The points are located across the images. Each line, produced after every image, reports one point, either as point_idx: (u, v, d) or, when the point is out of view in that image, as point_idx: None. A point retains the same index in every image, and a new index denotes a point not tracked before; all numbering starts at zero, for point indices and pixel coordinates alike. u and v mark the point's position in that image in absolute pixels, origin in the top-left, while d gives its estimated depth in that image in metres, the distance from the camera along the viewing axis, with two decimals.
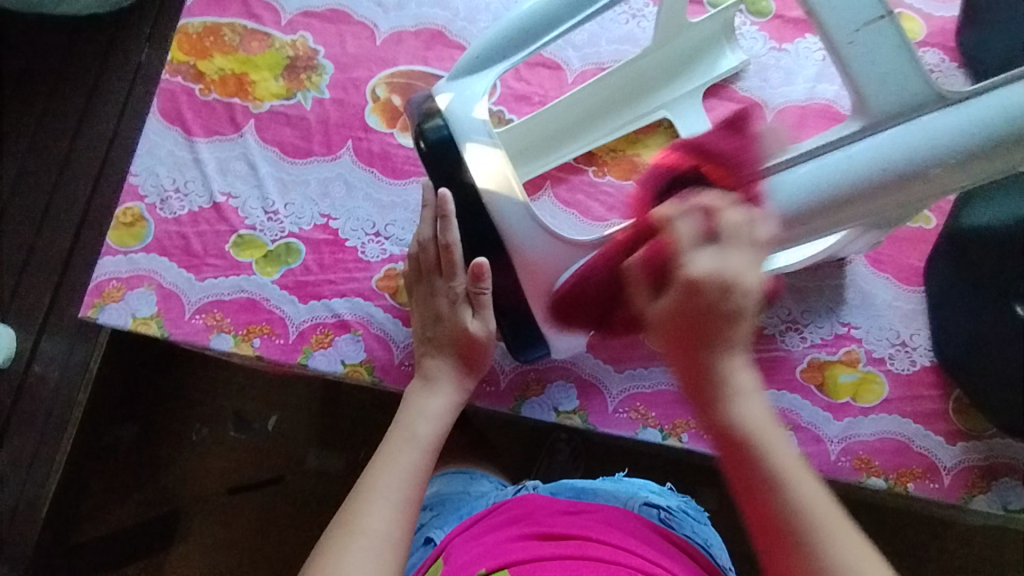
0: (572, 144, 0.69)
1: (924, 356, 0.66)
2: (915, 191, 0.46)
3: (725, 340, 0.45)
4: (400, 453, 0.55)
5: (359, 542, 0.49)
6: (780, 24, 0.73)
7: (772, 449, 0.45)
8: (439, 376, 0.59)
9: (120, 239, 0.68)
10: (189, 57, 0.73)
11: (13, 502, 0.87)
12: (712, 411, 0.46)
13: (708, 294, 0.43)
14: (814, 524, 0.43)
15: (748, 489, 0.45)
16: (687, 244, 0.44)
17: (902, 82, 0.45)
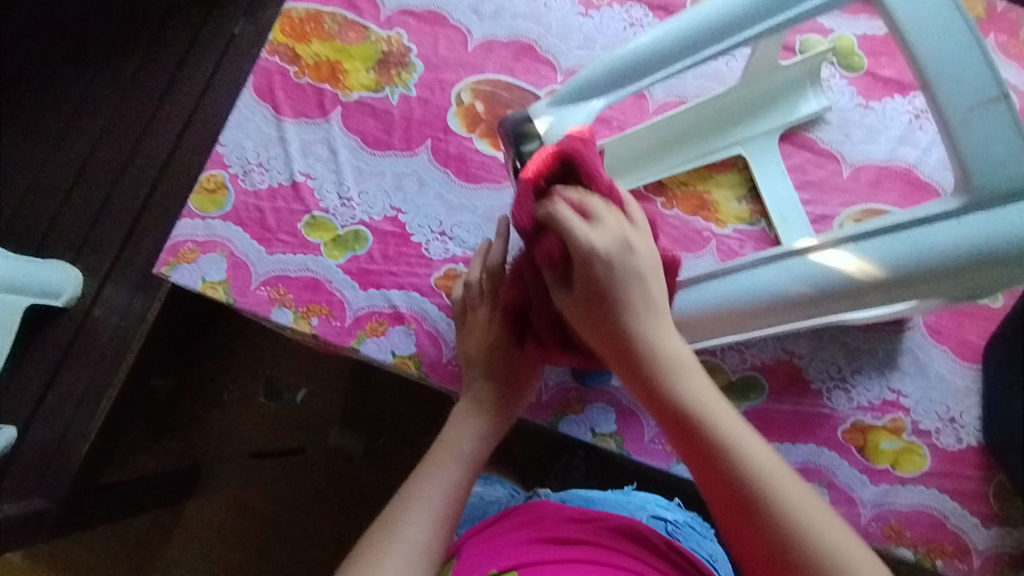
0: (648, 169, 0.69)
1: (972, 435, 0.65)
2: (996, 276, 0.46)
3: (675, 364, 0.48)
4: (440, 467, 0.56)
5: (397, 549, 0.51)
6: (870, 82, 0.73)
7: (728, 431, 0.47)
8: (489, 401, 0.59)
9: (201, 204, 0.71)
10: (289, 39, 0.75)
11: (59, 435, 0.91)
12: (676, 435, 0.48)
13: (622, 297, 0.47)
14: (809, 544, 0.44)
15: (738, 514, 0.45)
16: (586, 256, 0.46)
17: (1012, 165, 0.45)
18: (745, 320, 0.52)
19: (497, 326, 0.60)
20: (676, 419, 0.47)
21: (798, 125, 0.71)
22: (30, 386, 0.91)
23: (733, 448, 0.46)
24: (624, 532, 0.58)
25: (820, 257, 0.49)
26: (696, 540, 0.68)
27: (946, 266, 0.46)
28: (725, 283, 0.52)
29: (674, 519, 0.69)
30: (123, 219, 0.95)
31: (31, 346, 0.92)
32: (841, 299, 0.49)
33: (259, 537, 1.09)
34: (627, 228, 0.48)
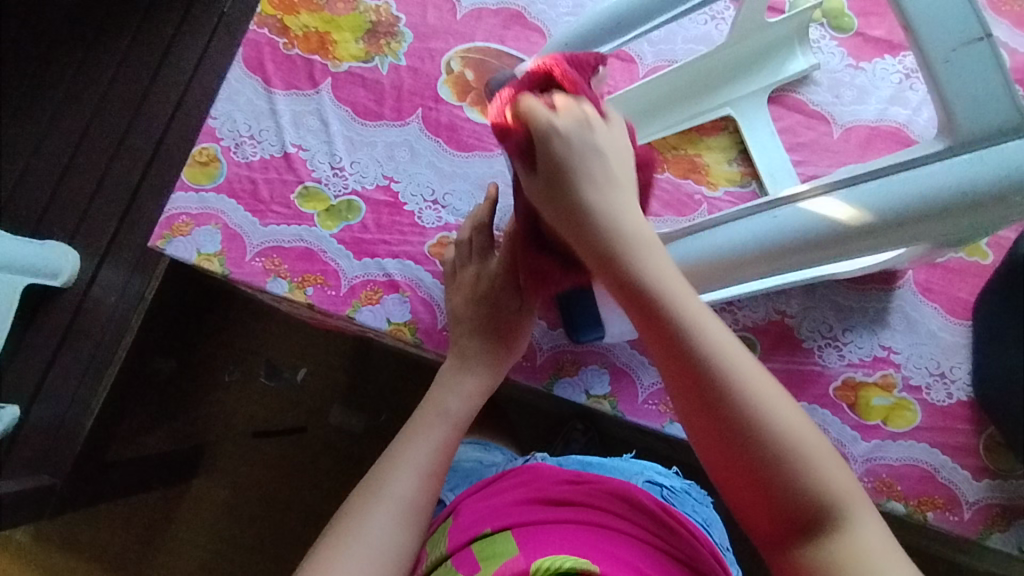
0: (639, 133, 0.69)
1: (962, 390, 0.66)
2: (983, 217, 0.47)
3: (637, 238, 0.44)
4: (427, 426, 0.58)
5: (384, 504, 0.53)
6: (860, 42, 0.73)
7: (727, 362, 0.42)
8: (474, 358, 0.61)
9: (194, 177, 0.71)
10: (278, 11, 0.75)
11: (60, 414, 0.92)
12: (657, 338, 0.43)
13: (578, 168, 0.45)
14: (771, 431, 0.42)
15: (702, 410, 0.42)
16: (557, 133, 0.45)
17: (993, 102, 0.46)
18: (739, 269, 0.53)
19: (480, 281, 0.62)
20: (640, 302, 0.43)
21: (785, 85, 0.71)
22: (31, 366, 0.93)
23: (714, 362, 0.42)
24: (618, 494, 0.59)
25: (813, 205, 0.49)
26: (691, 505, 0.68)
27: (936, 209, 0.47)
28: (715, 234, 0.53)
29: (670, 485, 0.69)
30: (117, 199, 0.95)
31: (31, 327, 0.93)
32: (834, 246, 0.49)
33: (263, 515, 1.10)
34: (599, 126, 0.47)
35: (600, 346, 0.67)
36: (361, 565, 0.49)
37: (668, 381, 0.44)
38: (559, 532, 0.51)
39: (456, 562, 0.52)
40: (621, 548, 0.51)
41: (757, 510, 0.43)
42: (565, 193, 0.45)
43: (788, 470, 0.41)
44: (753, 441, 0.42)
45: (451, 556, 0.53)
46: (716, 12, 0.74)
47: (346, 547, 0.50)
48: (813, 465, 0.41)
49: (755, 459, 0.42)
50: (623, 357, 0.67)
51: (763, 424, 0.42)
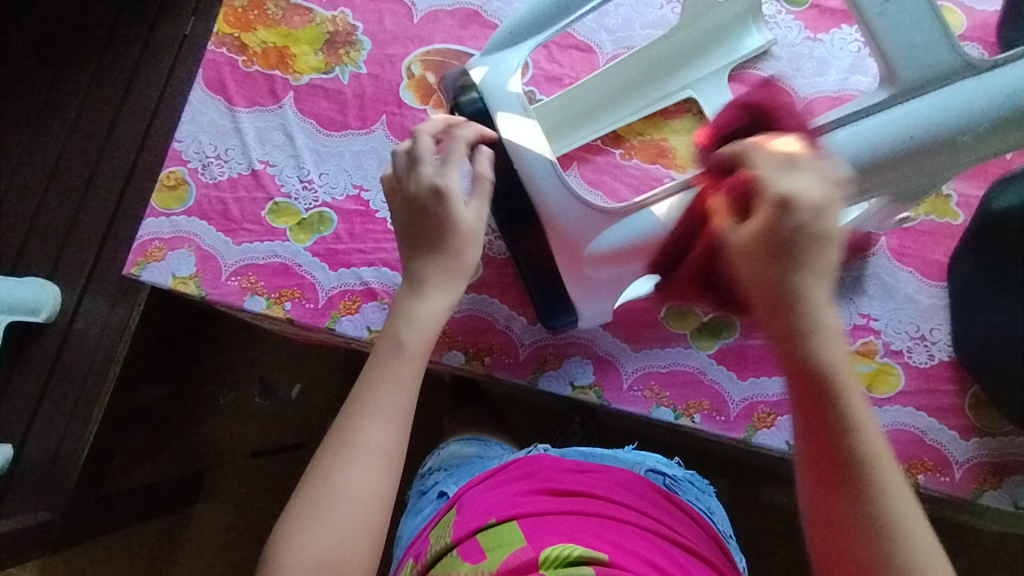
0: (600, 123, 0.69)
1: (943, 351, 0.66)
2: (930, 164, 0.49)
3: (823, 333, 0.43)
4: (387, 363, 0.54)
5: (352, 456, 0.51)
6: (816, 14, 0.73)
7: (850, 397, 0.44)
8: (428, 276, 0.56)
9: (164, 202, 0.71)
10: (234, 29, 0.75)
11: (53, 450, 0.91)
12: (790, 343, 0.43)
13: (800, 213, 0.41)
14: (900, 515, 0.43)
15: (829, 453, 0.44)
16: (778, 169, 0.42)
17: (930, 50, 0.48)
18: None
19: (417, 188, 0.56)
20: (807, 361, 0.43)
21: (744, 62, 0.71)
22: (20, 405, 0.92)
23: (861, 436, 0.43)
24: (619, 482, 0.59)
25: None
26: (694, 493, 0.67)
27: (886, 155, 0.48)
28: (641, 216, 0.55)
29: (673, 473, 0.68)
30: (94, 230, 0.95)
31: (16, 366, 0.93)
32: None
33: (267, 535, 1.09)
34: (833, 186, 0.43)
35: (581, 336, 0.67)
36: (336, 525, 0.49)
37: (785, 376, 0.44)
38: (567, 525, 0.51)
39: (461, 552, 0.51)
40: (630, 538, 0.51)
41: (837, 530, 0.44)
42: (767, 220, 0.41)
43: (878, 511, 0.43)
44: (859, 470, 0.43)
45: (457, 545, 0.53)
46: None
47: (319, 508, 0.49)
48: (889, 499, 0.43)
49: (857, 493, 0.43)
50: (604, 346, 0.67)
51: (872, 451, 0.44)
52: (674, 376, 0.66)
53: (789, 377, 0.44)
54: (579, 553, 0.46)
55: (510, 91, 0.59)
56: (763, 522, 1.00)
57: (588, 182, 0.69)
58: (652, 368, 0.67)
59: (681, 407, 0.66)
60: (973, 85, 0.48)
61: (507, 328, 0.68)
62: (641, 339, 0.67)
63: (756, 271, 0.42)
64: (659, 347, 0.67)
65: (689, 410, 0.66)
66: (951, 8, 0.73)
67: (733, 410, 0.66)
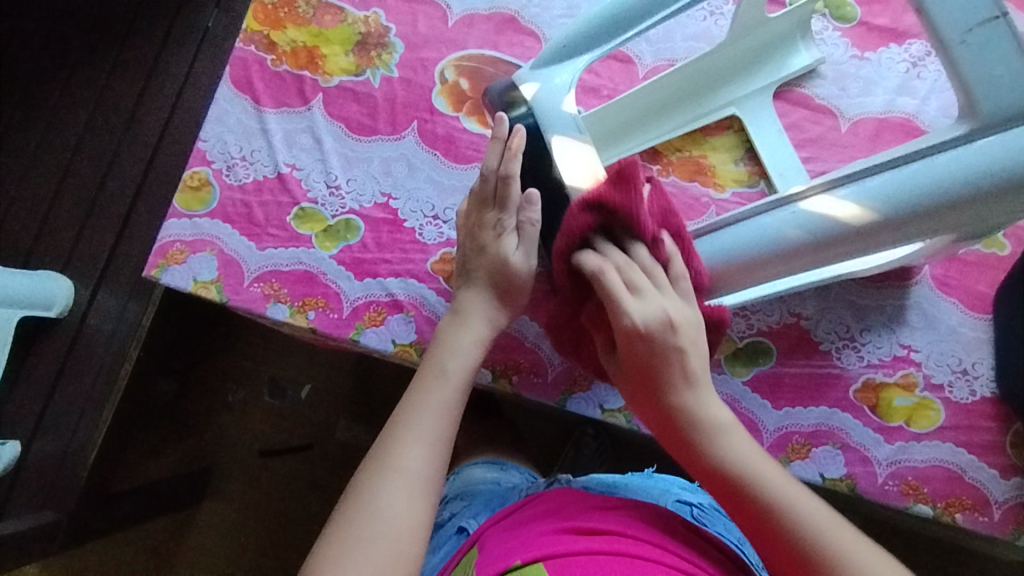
0: (639, 139, 0.67)
1: (985, 386, 0.64)
2: (1001, 205, 0.46)
3: (707, 408, 0.52)
4: (429, 387, 0.53)
5: (393, 478, 0.49)
6: (864, 32, 0.71)
7: (746, 457, 0.50)
8: (471, 313, 0.56)
9: (186, 203, 0.69)
10: (264, 27, 0.73)
11: (63, 446, 0.90)
12: (702, 458, 0.51)
13: (653, 337, 0.51)
14: (831, 552, 0.46)
15: (735, 502, 0.50)
16: (627, 293, 0.52)
17: (1014, 84, 0.46)
18: (746, 274, 0.53)
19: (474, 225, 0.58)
20: (694, 447, 0.52)
21: (789, 80, 0.69)
22: (31, 400, 0.91)
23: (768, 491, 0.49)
24: (646, 520, 0.56)
25: (820, 201, 0.50)
26: (723, 523, 0.65)
27: (958, 196, 0.46)
28: (709, 242, 0.54)
29: (699, 503, 0.66)
30: (109, 225, 0.93)
31: (27, 360, 0.91)
32: (852, 241, 0.49)
33: (273, 537, 1.07)
34: (664, 298, 0.52)
35: None
36: (371, 550, 0.45)
37: (691, 462, 0.52)
38: (594, 564, 0.48)
39: None
40: None
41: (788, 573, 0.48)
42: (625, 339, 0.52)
43: (819, 555, 0.46)
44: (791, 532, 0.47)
45: None
46: (714, 7, 0.72)
47: (356, 533, 0.46)
48: (823, 540, 0.47)
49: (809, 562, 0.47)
50: None
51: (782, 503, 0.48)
52: None
53: (711, 489, 0.51)
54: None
55: (565, 110, 0.59)
56: None
57: None
58: None
59: None
60: None
61: (537, 347, 0.66)
62: None
63: (637, 379, 0.53)
64: None
65: None
66: None
67: (766, 440, 0.63)
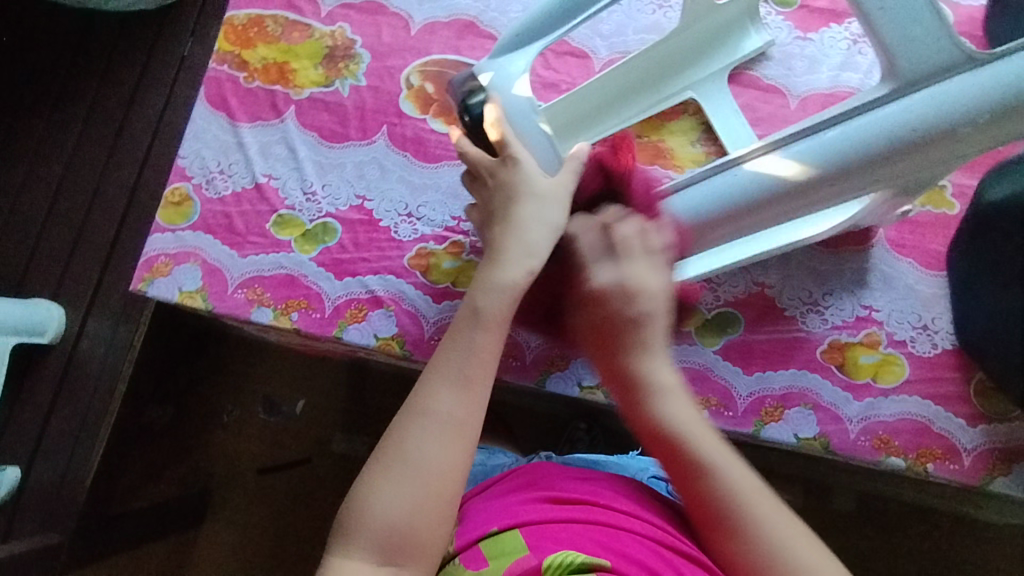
0: (603, 125, 0.69)
1: (946, 339, 0.67)
2: (928, 156, 0.49)
3: (658, 389, 0.53)
4: (465, 328, 0.52)
5: (427, 424, 0.49)
6: (805, 14, 0.75)
7: (697, 449, 0.51)
8: (506, 248, 0.54)
9: (169, 218, 0.72)
10: (235, 47, 0.77)
11: (61, 469, 0.92)
12: (641, 414, 0.53)
13: (613, 304, 0.53)
14: (755, 526, 0.48)
15: (681, 478, 0.51)
16: (614, 261, 0.55)
17: (931, 42, 0.49)
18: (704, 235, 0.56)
19: (489, 175, 0.58)
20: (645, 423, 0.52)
21: (742, 63, 0.73)
22: (27, 426, 0.93)
23: (720, 486, 0.49)
24: (621, 491, 0.57)
25: (764, 162, 0.53)
26: None
27: (889, 150, 0.49)
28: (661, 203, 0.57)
29: None
30: (96, 250, 0.96)
31: (23, 387, 0.94)
32: (795, 199, 0.52)
33: (273, 552, 1.08)
34: (640, 269, 0.54)
35: None
36: (410, 488, 0.47)
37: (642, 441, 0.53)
38: (568, 533, 0.51)
39: (465, 560, 0.51)
40: (629, 547, 0.50)
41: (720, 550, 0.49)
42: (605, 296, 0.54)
43: (766, 554, 0.47)
44: (729, 515, 0.48)
45: (459, 552, 0.52)
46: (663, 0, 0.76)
47: (396, 474, 0.47)
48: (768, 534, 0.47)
49: (728, 531, 0.48)
50: None
51: (730, 492, 0.49)
52: (681, 373, 0.67)
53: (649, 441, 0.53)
54: (581, 560, 0.47)
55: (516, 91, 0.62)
56: None
57: None
58: None
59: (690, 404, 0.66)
60: (982, 72, 0.47)
61: (514, 331, 0.68)
62: None
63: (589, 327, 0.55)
64: (664, 346, 0.68)
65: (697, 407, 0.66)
66: None
67: (740, 405, 0.66)
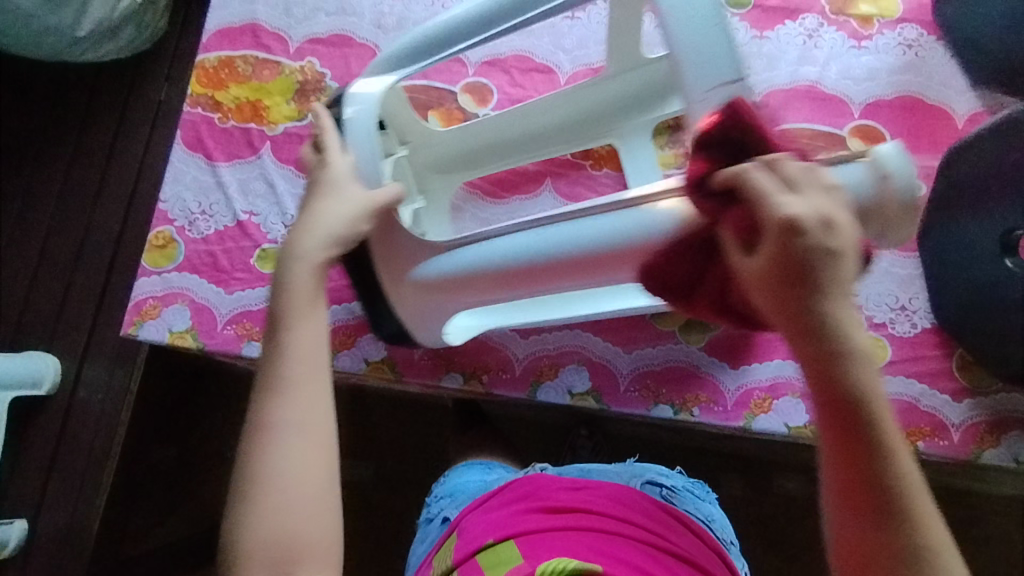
0: (517, 157, 0.72)
1: (924, 318, 0.68)
2: None
3: (858, 355, 0.38)
4: (274, 335, 0.49)
5: (268, 437, 0.46)
6: (760, 13, 0.77)
7: (886, 430, 0.39)
8: (293, 244, 0.52)
9: (154, 261, 0.73)
10: (207, 89, 0.78)
11: (67, 518, 0.92)
12: (821, 380, 0.39)
13: (806, 243, 0.36)
14: (922, 540, 0.40)
15: (851, 470, 0.40)
16: (780, 188, 0.37)
17: (716, 56, 0.46)
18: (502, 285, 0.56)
19: (308, 171, 0.57)
20: (842, 401, 0.39)
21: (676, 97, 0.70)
22: (31, 478, 0.93)
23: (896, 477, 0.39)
24: (615, 497, 0.59)
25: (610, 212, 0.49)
26: (693, 502, 0.67)
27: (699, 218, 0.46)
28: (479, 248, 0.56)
29: (671, 484, 0.68)
30: (87, 298, 0.96)
31: (24, 439, 0.94)
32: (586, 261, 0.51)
33: None
34: (826, 199, 0.37)
35: (573, 344, 0.69)
36: (274, 505, 0.45)
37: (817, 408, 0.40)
38: (562, 542, 0.52)
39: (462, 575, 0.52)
40: (621, 549, 0.52)
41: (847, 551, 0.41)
42: (776, 249, 0.36)
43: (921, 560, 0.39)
44: (892, 499, 0.39)
45: (458, 567, 0.53)
46: None
47: (257, 496, 0.46)
48: (926, 542, 0.40)
49: (891, 521, 0.39)
50: (597, 351, 0.69)
51: (903, 483, 0.39)
52: (668, 373, 0.68)
53: (821, 409, 0.39)
54: (575, 566, 0.46)
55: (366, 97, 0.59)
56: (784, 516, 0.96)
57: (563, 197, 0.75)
58: (647, 368, 0.68)
59: (679, 402, 0.67)
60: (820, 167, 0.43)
61: (501, 345, 0.70)
62: (632, 341, 0.69)
63: (768, 285, 0.37)
64: (651, 347, 0.69)
65: (687, 404, 0.67)
66: None
67: (730, 399, 0.67)
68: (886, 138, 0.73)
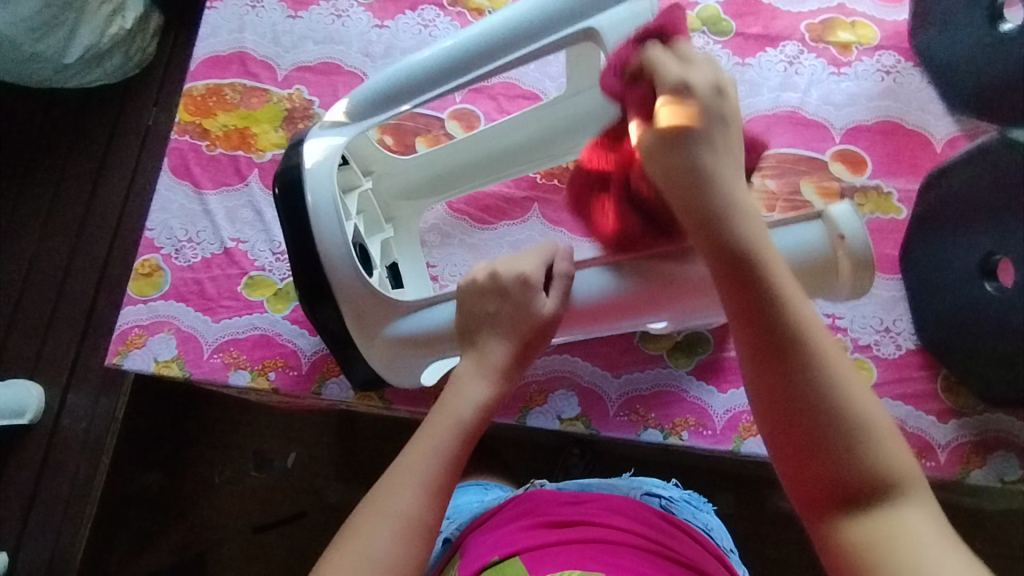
0: (483, 179, 0.73)
1: (908, 339, 0.68)
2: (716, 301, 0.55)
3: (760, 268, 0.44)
4: (444, 438, 0.49)
5: (386, 522, 0.45)
6: (741, 41, 0.78)
7: (798, 315, 0.42)
8: (464, 383, 0.52)
9: (140, 289, 0.72)
10: (195, 117, 0.78)
11: (50, 550, 0.91)
12: (730, 281, 0.44)
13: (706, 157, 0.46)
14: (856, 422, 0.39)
15: (763, 338, 0.42)
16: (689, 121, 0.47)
17: None
18: None
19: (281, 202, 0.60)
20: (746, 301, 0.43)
21: None
22: (13, 508, 0.92)
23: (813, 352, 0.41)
24: (616, 510, 0.58)
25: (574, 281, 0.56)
26: (691, 511, 0.67)
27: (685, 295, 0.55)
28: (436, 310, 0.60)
29: (669, 495, 0.68)
30: (71, 325, 0.96)
31: (7, 469, 0.93)
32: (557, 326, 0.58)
33: None
34: (732, 138, 0.47)
35: (562, 369, 0.69)
36: None
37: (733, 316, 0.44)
38: (566, 555, 0.51)
39: None
40: (626, 558, 0.51)
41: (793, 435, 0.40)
42: (673, 160, 0.46)
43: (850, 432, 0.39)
44: (814, 383, 0.40)
45: None
46: None
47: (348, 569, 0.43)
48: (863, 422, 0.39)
49: (814, 389, 0.40)
50: (586, 376, 0.69)
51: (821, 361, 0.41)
52: (657, 398, 0.68)
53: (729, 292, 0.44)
54: None
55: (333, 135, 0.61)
56: (782, 535, 0.95)
57: (551, 222, 0.75)
58: (635, 392, 0.68)
59: (668, 427, 0.67)
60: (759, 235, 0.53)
61: None
62: (620, 364, 0.69)
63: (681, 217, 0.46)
64: (638, 372, 0.69)
65: (676, 428, 0.67)
66: (863, 23, 0.78)
67: (718, 423, 0.67)
68: (866, 163, 0.74)
